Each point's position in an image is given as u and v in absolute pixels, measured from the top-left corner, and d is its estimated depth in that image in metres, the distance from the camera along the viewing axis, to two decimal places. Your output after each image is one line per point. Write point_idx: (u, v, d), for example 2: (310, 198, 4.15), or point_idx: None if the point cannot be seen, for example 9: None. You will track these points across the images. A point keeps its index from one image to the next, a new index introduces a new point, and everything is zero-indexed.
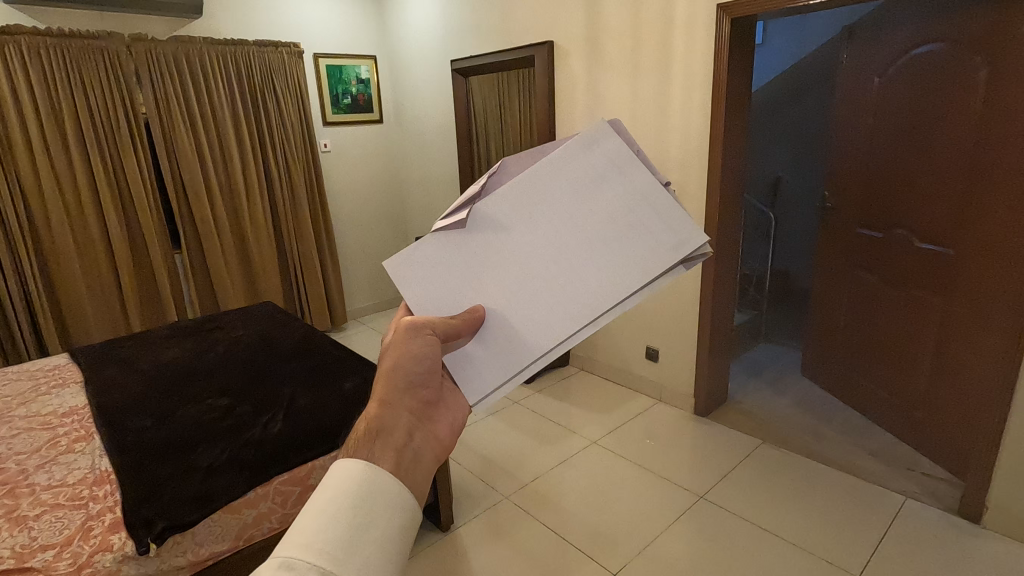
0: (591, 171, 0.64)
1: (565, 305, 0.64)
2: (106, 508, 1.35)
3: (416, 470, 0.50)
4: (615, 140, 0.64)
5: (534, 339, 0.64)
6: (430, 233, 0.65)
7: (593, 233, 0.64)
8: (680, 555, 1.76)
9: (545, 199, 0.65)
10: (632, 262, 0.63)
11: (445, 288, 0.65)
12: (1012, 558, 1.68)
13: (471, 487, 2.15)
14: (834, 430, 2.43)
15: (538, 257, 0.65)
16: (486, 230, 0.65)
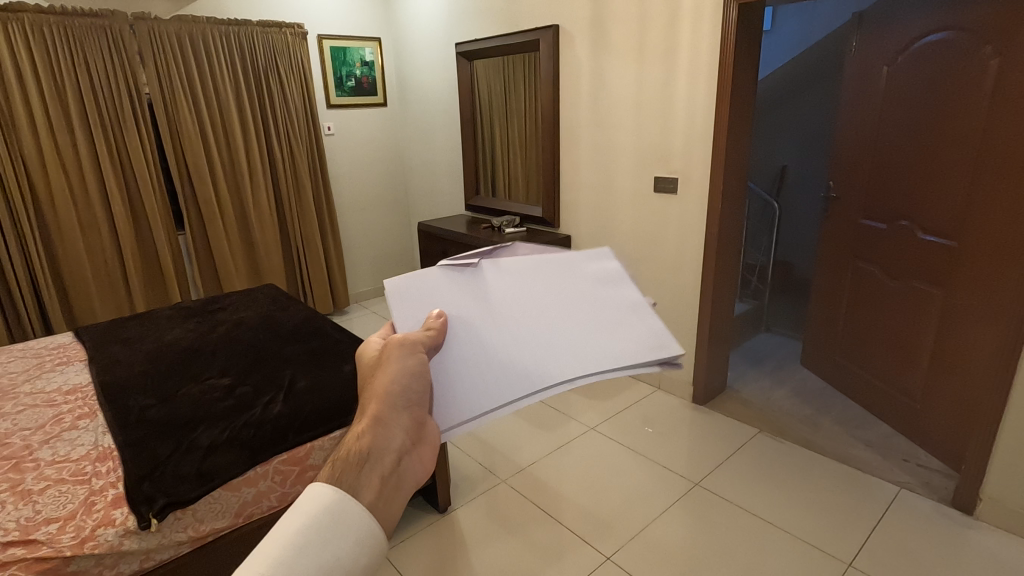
0: (588, 274, 0.74)
1: (533, 370, 0.62)
2: (109, 483, 1.37)
3: (396, 496, 0.53)
4: (610, 264, 0.76)
5: (489, 391, 0.60)
6: (438, 269, 0.71)
7: (591, 326, 0.67)
8: (674, 542, 1.78)
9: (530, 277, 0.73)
10: (598, 344, 0.65)
11: (434, 298, 0.67)
12: (1004, 550, 1.70)
13: (468, 470, 2.18)
14: (831, 420, 2.43)
15: (512, 312, 0.68)
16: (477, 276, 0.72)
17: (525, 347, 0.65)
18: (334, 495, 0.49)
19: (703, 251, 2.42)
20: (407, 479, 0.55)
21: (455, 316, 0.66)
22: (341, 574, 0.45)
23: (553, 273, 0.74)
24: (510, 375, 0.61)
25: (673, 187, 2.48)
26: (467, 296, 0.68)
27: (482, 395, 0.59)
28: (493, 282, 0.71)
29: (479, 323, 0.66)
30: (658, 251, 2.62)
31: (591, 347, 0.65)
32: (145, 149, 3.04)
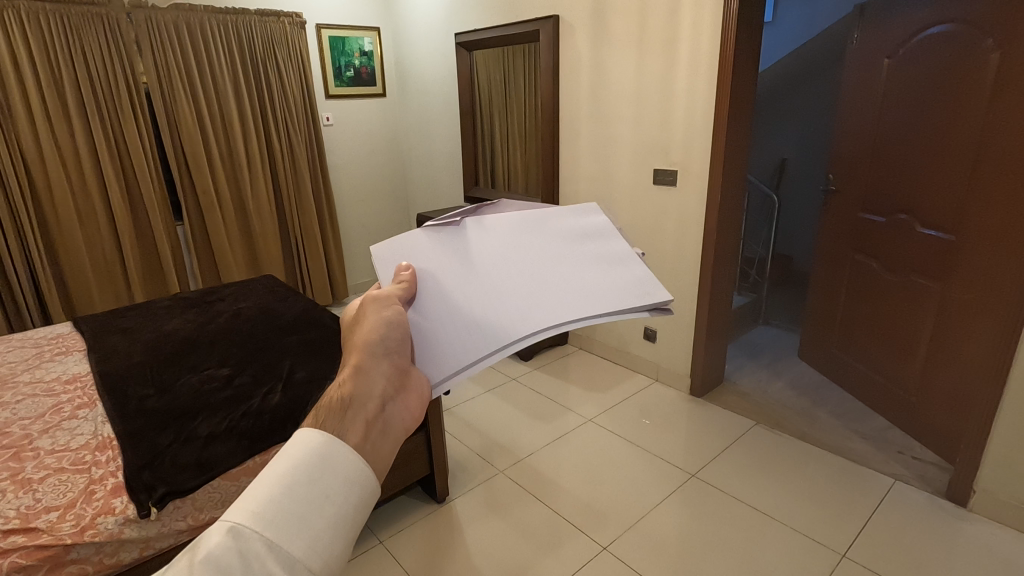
0: (574, 231, 0.72)
1: (509, 320, 0.60)
2: (109, 472, 1.38)
3: (385, 442, 0.46)
4: (599, 218, 0.72)
5: (476, 338, 0.58)
6: (421, 232, 0.72)
7: (573, 278, 0.65)
8: (669, 532, 1.80)
9: (512, 236, 0.72)
10: (579, 294, 0.63)
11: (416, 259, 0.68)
12: (997, 541, 1.71)
13: (467, 460, 2.19)
14: (826, 412, 2.45)
15: (491, 269, 0.67)
16: (457, 236, 0.71)
17: (503, 299, 0.63)
18: (321, 436, 0.42)
19: (701, 244, 2.42)
20: (397, 424, 0.48)
21: (437, 274, 0.65)
22: (335, 512, 0.39)
23: (538, 232, 0.73)
24: (496, 324, 0.60)
25: (672, 180, 2.48)
26: (448, 254, 0.68)
27: (468, 347, 0.57)
28: (474, 241, 0.71)
29: (461, 280, 0.65)
30: (657, 244, 2.62)
31: (572, 297, 0.63)
32: (143, 140, 3.03)
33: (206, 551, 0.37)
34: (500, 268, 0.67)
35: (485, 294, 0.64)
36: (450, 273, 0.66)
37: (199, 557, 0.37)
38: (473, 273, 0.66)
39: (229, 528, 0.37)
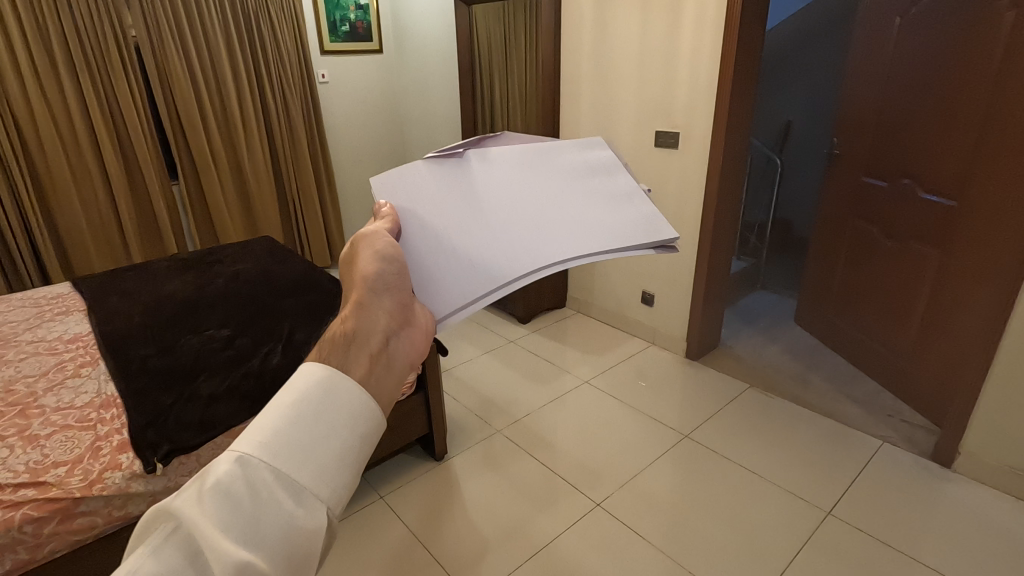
0: (579, 167, 0.74)
1: (532, 256, 0.62)
2: (114, 429, 1.42)
3: (390, 381, 0.39)
4: (603, 154, 0.75)
5: (503, 275, 0.59)
6: (422, 163, 0.67)
7: (586, 215, 0.68)
8: (661, 490, 1.85)
9: (518, 170, 0.71)
10: (595, 230, 0.66)
11: (423, 189, 0.63)
12: (978, 501, 1.77)
13: (465, 420, 2.24)
14: (820, 376, 2.48)
15: (504, 205, 0.67)
16: (461, 169, 0.69)
17: (521, 235, 0.64)
18: (323, 369, 0.37)
19: (702, 209, 2.41)
20: (403, 362, 0.42)
21: (442, 205, 0.63)
22: (344, 445, 0.35)
23: (544, 164, 0.73)
24: (521, 260, 0.61)
25: (674, 142, 2.44)
26: (457, 188, 0.66)
27: (497, 283, 0.58)
28: (480, 174, 0.69)
29: (471, 216, 0.64)
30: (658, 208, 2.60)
31: (588, 233, 0.66)
32: (135, 97, 2.96)
33: (211, 479, 0.32)
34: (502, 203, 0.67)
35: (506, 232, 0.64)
36: (453, 205, 0.64)
37: (202, 484, 0.32)
38: (475, 207, 0.65)
39: (234, 457, 0.32)
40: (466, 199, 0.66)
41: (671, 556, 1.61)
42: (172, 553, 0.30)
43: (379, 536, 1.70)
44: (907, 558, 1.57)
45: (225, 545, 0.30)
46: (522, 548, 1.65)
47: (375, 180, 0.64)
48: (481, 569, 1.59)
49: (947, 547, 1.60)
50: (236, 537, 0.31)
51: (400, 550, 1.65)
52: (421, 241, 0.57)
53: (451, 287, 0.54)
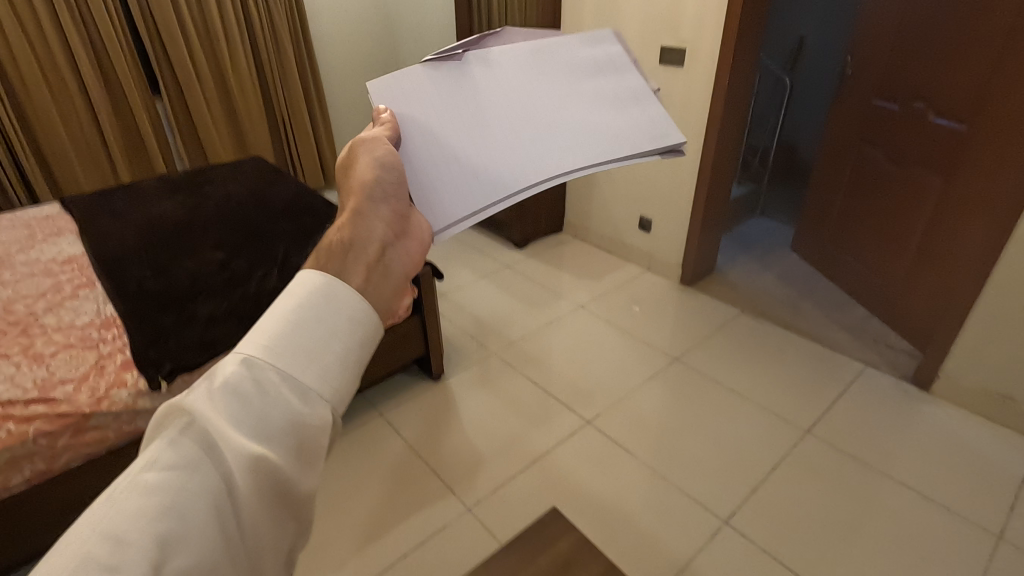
0: (588, 64, 0.71)
1: (540, 164, 0.62)
2: (117, 348, 1.45)
3: (388, 289, 0.39)
4: (613, 49, 0.73)
5: (509, 182, 0.59)
6: (423, 65, 0.65)
7: (594, 117, 0.67)
8: (649, 410, 1.93)
9: (523, 69, 0.69)
10: (603, 134, 0.66)
11: (425, 93, 0.62)
12: (950, 421, 1.86)
13: (461, 342, 2.29)
14: (810, 302, 2.52)
15: (511, 108, 0.66)
16: (464, 69, 0.66)
17: (528, 142, 0.63)
18: (321, 274, 0.36)
19: (705, 132, 2.33)
20: (399, 271, 0.42)
21: (446, 109, 0.61)
22: (348, 346, 0.34)
23: (551, 62, 0.70)
24: (529, 167, 0.61)
25: (679, 60, 2.32)
26: (460, 89, 0.64)
27: (505, 192, 0.58)
28: (484, 73, 0.67)
29: (478, 120, 0.62)
30: None
31: (596, 138, 0.65)
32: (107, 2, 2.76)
33: (218, 378, 0.31)
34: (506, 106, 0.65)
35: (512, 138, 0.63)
36: (459, 109, 0.62)
37: (209, 382, 0.31)
38: (483, 116, 0.63)
39: (241, 359, 0.32)
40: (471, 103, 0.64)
41: (656, 470, 1.70)
42: (188, 445, 0.29)
43: (380, 450, 1.79)
44: (877, 473, 1.67)
45: (237, 442, 0.30)
46: (515, 461, 1.74)
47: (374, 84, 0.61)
48: (477, 479, 1.69)
49: (917, 464, 1.70)
50: (246, 430, 0.30)
51: (400, 463, 1.75)
52: (428, 151, 0.57)
53: (466, 207, 0.55)
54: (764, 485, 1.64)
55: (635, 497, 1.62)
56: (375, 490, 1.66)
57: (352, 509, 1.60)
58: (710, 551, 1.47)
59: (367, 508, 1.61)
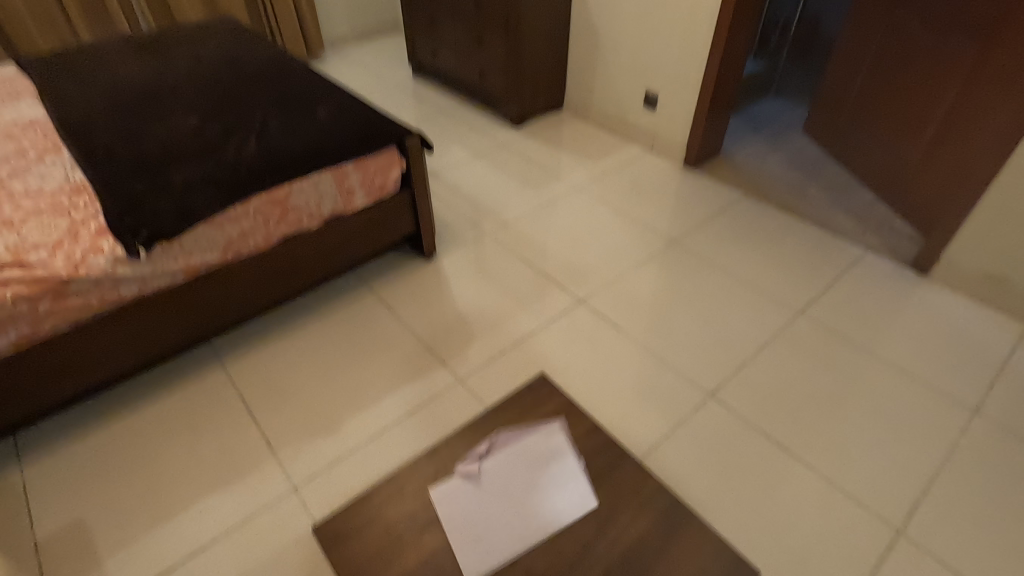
0: (540, 452, 1.04)
1: (507, 533, 0.94)
2: (90, 215, 1.38)
3: None
4: (557, 441, 1.05)
5: (498, 540, 0.93)
6: (448, 482, 0.99)
7: (542, 487, 0.99)
8: (643, 291, 1.91)
9: (501, 484, 1.00)
10: (547, 502, 0.96)
11: (450, 514, 0.95)
12: (944, 304, 1.85)
13: (454, 222, 2.22)
14: (817, 186, 2.43)
15: (496, 506, 0.97)
16: (466, 488, 0.98)
17: (504, 520, 0.95)
18: None
19: None
20: None
21: (458, 509, 0.96)
22: None
23: (519, 462, 1.03)
24: (507, 529, 0.94)
25: None
26: (466, 490, 0.98)
27: (495, 544, 0.92)
28: (484, 485, 1.00)
29: (477, 499, 0.97)
30: None
31: (544, 502, 0.97)
32: None
33: None
34: (493, 500, 0.98)
35: (496, 511, 0.96)
36: (466, 509, 0.96)
37: None
38: (475, 522, 0.94)
39: None
40: (472, 494, 0.98)
41: (646, 347, 1.72)
42: None
43: (372, 325, 1.80)
44: (864, 353, 1.69)
45: None
46: (507, 338, 1.75)
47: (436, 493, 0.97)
48: (469, 354, 1.70)
49: (904, 345, 1.71)
50: None
51: (392, 338, 1.76)
52: (451, 537, 0.93)
53: (472, 560, 0.90)
54: (752, 363, 1.66)
55: (623, 372, 1.64)
56: (368, 363, 1.68)
57: (346, 380, 1.63)
58: (692, 422, 1.52)
59: (360, 379, 1.64)
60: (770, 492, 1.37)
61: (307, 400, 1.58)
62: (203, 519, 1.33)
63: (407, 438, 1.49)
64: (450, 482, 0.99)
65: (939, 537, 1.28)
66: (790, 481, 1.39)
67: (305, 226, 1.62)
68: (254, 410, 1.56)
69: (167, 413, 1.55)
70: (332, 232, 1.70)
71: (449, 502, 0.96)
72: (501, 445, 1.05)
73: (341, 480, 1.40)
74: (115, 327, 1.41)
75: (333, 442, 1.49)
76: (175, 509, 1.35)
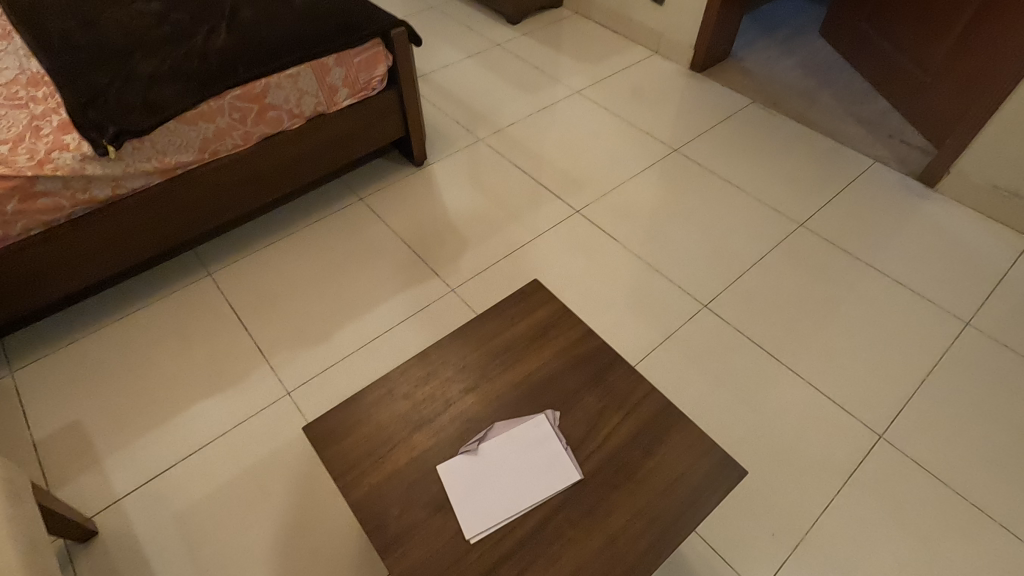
0: (530, 437, 0.93)
1: (502, 501, 0.87)
2: (51, 110, 1.29)
3: None
4: (545, 429, 0.94)
5: (493, 507, 0.86)
6: (449, 463, 0.91)
7: (535, 467, 0.90)
8: (640, 201, 1.85)
9: (495, 463, 0.91)
10: (537, 476, 0.89)
11: (451, 484, 0.88)
12: (948, 218, 1.81)
13: (445, 128, 2.11)
14: (829, 94, 2.30)
15: (492, 483, 0.89)
16: (461, 465, 0.90)
17: (498, 490, 0.88)
18: None
19: None
20: None
21: (457, 485, 0.88)
22: None
23: (512, 446, 0.93)
24: (502, 499, 0.87)
25: None
26: (465, 470, 0.90)
27: (489, 511, 0.86)
28: (480, 465, 0.91)
29: (473, 478, 0.89)
30: None
31: (536, 479, 0.89)
32: None
33: None
34: (490, 476, 0.90)
35: (491, 490, 0.88)
36: (463, 486, 0.88)
37: None
38: (472, 487, 0.88)
39: None
40: (467, 470, 0.90)
41: (642, 258, 1.68)
42: None
43: (361, 234, 1.74)
44: (862, 266, 1.67)
45: None
46: (500, 248, 1.71)
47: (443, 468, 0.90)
48: (461, 264, 1.67)
49: (903, 258, 1.69)
50: None
51: (383, 247, 1.71)
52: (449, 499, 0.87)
53: (469, 525, 0.84)
54: (748, 275, 1.64)
55: (618, 283, 1.62)
56: (358, 272, 1.65)
57: (336, 289, 1.61)
58: (686, 332, 1.51)
59: (350, 288, 1.61)
60: (758, 398, 1.39)
61: (297, 308, 1.56)
62: (198, 421, 1.35)
63: (399, 345, 1.49)
64: (450, 459, 0.91)
65: (919, 441, 1.32)
66: (778, 388, 1.41)
67: (286, 126, 1.52)
68: (243, 317, 1.54)
69: (155, 320, 1.53)
70: (315, 134, 1.60)
71: (451, 479, 0.89)
72: (494, 431, 0.95)
73: (334, 385, 1.41)
74: (90, 231, 1.35)
75: (324, 349, 1.48)
76: (170, 411, 1.36)
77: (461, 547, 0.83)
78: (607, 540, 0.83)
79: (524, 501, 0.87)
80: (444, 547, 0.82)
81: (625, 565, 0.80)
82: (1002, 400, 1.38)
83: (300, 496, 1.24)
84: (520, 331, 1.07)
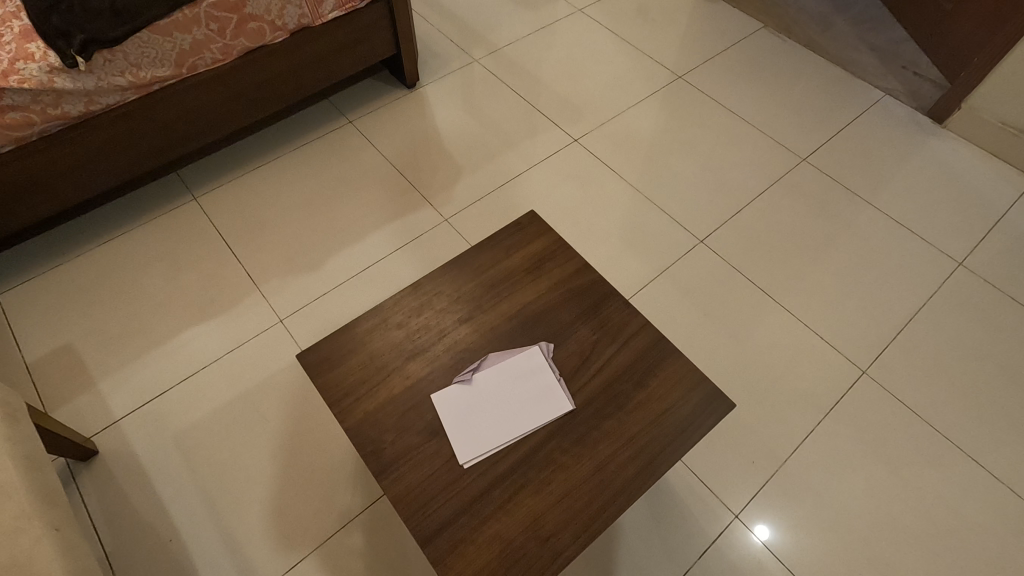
0: (522, 369, 0.94)
1: (496, 428, 0.89)
2: (11, 15, 1.18)
3: None
4: (537, 360, 0.95)
5: (488, 434, 0.88)
6: (442, 393, 0.91)
7: (526, 397, 0.91)
8: (641, 130, 1.79)
9: (487, 392, 0.92)
10: (530, 406, 0.90)
11: (445, 414, 0.89)
12: (953, 156, 1.76)
13: (438, 48, 1.98)
14: (844, 19, 2.17)
15: (487, 412, 0.90)
16: (456, 395, 0.91)
17: (492, 419, 0.90)
18: None
19: None
20: None
21: (451, 414, 0.89)
22: None
23: (504, 378, 0.94)
24: (496, 427, 0.89)
25: None
26: (460, 399, 0.91)
27: (484, 439, 0.88)
28: (474, 394, 0.92)
29: (467, 407, 0.90)
30: None
31: (527, 408, 0.90)
32: None
33: None
34: (484, 406, 0.91)
35: (485, 419, 0.89)
36: (457, 415, 0.89)
37: None
38: (467, 415, 0.89)
39: None
40: (463, 400, 0.91)
41: (639, 191, 1.65)
42: None
43: (351, 159, 1.68)
44: (861, 203, 1.64)
45: None
46: (494, 177, 1.66)
47: (437, 397, 0.91)
48: (454, 193, 1.62)
49: (904, 197, 1.66)
50: None
51: (373, 174, 1.65)
52: (446, 428, 0.88)
53: (465, 452, 0.86)
54: (746, 209, 1.62)
55: (615, 215, 1.59)
56: (347, 199, 1.60)
57: (326, 216, 1.57)
58: (680, 266, 1.51)
59: (340, 215, 1.57)
60: (748, 333, 1.41)
61: (286, 235, 1.53)
62: (192, 346, 1.35)
63: (390, 274, 1.47)
64: (444, 389, 0.92)
65: (900, 377, 1.35)
66: (768, 325, 1.42)
67: (268, 40, 1.42)
68: (232, 243, 1.51)
69: (141, 245, 1.50)
70: (299, 50, 1.50)
71: (445, 409, 0.90)
72: (488, 362, 0.95)
73: (326, 313, 1.41)
74: (64, 150, 1.28)
75: (315, 278, 1.46)
76: (162, 336, 1.36)
77: (455, 471, 0.85)
78: (596, 467, 0.85)
79: (515, 431, 0.89)
80: (439, 472, 0.85)
81: (614, 489, 0.83)
82: (985, 340, 1.40)
83: (296, 420, 1.27)
84: (515, 266, 1.05)
